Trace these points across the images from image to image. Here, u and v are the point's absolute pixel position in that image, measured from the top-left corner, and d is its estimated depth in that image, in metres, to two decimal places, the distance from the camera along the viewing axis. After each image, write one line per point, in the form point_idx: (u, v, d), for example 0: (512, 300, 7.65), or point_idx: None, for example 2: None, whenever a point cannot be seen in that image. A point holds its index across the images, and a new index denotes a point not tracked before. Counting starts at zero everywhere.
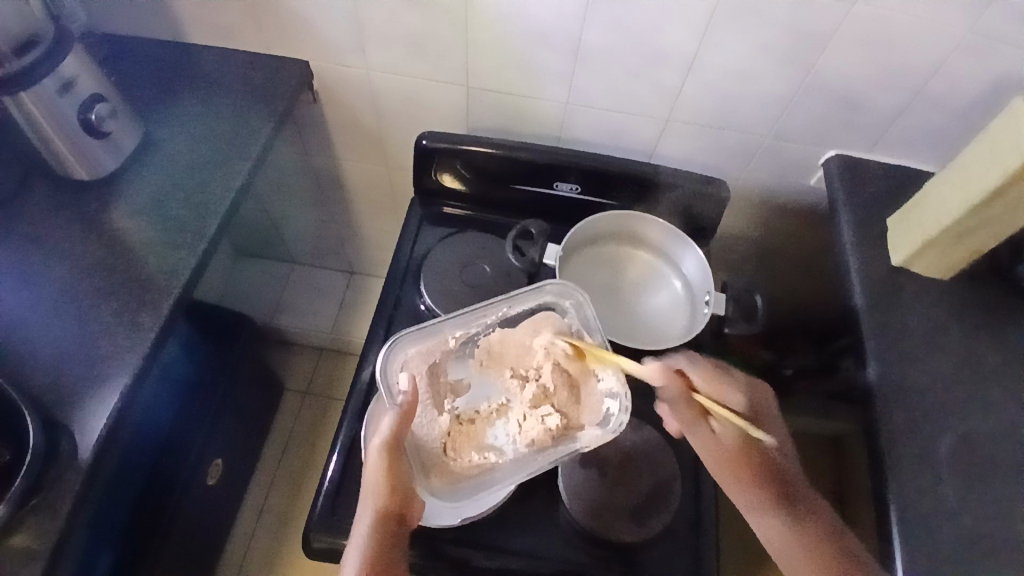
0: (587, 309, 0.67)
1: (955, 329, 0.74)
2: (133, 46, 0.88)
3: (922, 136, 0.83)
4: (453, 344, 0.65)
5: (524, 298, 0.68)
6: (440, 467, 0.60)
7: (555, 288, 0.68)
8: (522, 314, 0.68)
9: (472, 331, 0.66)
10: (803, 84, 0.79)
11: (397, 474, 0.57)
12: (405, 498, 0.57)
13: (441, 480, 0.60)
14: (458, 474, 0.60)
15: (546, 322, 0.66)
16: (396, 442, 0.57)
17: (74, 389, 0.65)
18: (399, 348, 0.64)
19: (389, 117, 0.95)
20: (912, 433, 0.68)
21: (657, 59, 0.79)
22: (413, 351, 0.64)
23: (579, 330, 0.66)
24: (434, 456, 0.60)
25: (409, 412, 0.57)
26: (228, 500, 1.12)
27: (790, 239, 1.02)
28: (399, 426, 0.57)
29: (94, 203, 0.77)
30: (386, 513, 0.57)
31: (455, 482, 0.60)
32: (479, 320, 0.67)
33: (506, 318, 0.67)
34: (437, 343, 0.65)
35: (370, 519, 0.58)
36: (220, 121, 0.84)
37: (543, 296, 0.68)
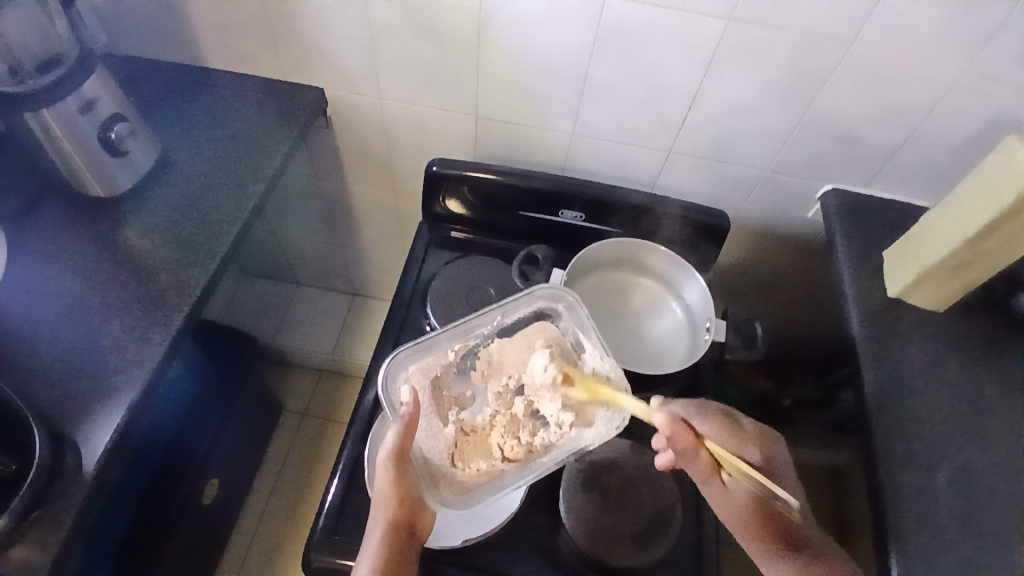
0: (580, 312, 0.69)
1: (952, 359, 0.76)
2: (152, 70, 0.91)
3: (917, 173, 0.86)
4: (454, 356, 0.66)
5: (517, 306, 0.70)
6: (449, 478, 0.61)
7: (546, 293, 0.70)
8: (517, 322, 0.69)
9: (470, 343, 0.67)
10: (802, 120, 0.81)
11: (406, 484, 0.58)
12: (415, 506, 0.59)
13: (450, 491, 0.61)
14: (466, 483, 0.61)
15: (543, 327, 0.68)
16: (402, 453, 0.58)
17: (81, 403, 0.66)
18: (399, 365, 0.65)
19: (399, 144, 0.98)
20: (911, 462, 0.69)
21: (662, 94, 0.82)
22: (415, 366, 0.65)
23: (574, 333, 0.68)
24: (442, 467, 0.61)
25: (413, 422, 0.59)
26: (223, 521, 1.11)
27: (789, 270, 1.04)
28: (404, 436, 0.58)
29: (108, 220, 0.78)
30: (395, 525, 0.58)
31: (465, 491, 0.61)
32: (476, 331, 0.68)
33: (502, 328, 0.69)
34: (437, 358, 0.66)
35: (380, 530, 0.59)
36: (235, 143, 0.86)
37: (536, 302, 0.70)
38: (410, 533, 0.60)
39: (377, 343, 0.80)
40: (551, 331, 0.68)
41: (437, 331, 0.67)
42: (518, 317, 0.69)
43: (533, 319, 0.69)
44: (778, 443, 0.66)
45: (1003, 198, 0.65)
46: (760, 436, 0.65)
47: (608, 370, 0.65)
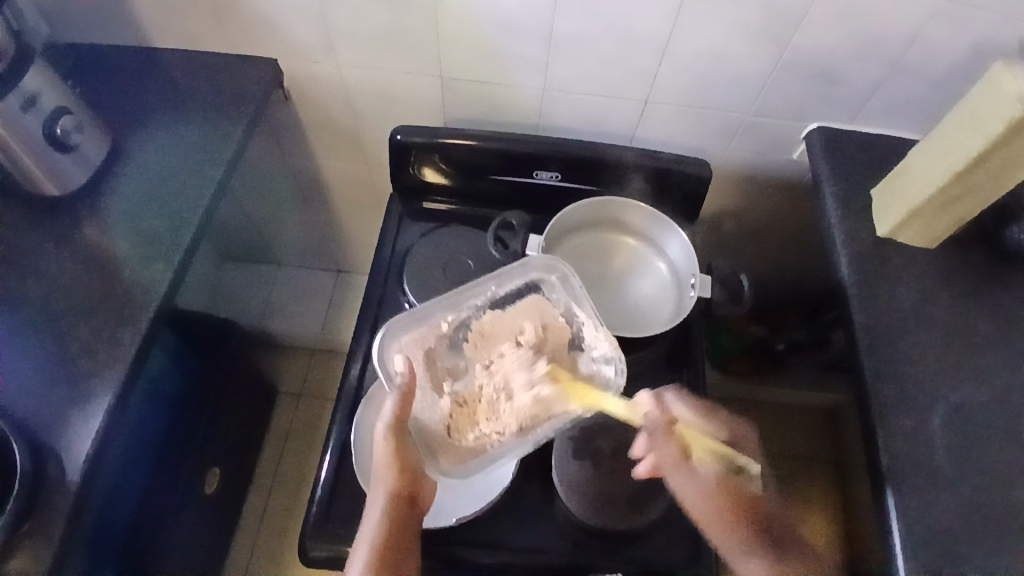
0: (574, 282, 0.67)
1: (943, 297, 0.74)
2: (96, 54, 0.86)
3: (904, 106, 0.82)
4: (446, 327, 0.65)
5: (511, 277, 0.68)
6: (447, 448, 0.60)
7: (540, 264, 0.68)
8: (510, 293, 0.68)
9: (462, 315, 0.66)
10: (781, 59, 0.77)
11: (406, 456, 0.58)
12: (416, 476, 0.59)
13: (449, 461, 0.59)
14: (464, 452, 0.60)
15: (537, 302, 0.66)
16: (400, 424, 0.57)
17: (57, 411, 0.64)
18: (391, 337, 0.64)
19: (363, 112, 0.93)
20: (906, 404, 0.68)
21: (632, 42, 0.77)
22: (407, 337, 0.64)
23: (568, 305, 0.67)
24: (438, 438, 0.60)
25: (409, 392, 0.58)
26: (228, 509, 1.13)
27: (775, 216, 1.01)
28: (402, 408, 0.58)
29: (67, 218, 0.75)
30: (397, 495, 0.59)
31: (463, 460, 0.60)
32: (468, 303, 0.66)
33: (495, 299, 0.67)
34: (430, 330, 0.64)
35: (382, 502, 0.60)
36: (189, 126, 0.82)
37: (530, 272, 0.68)
38: (411, 503, 0.60)
39: (356, 323, 0.78)
40: (544, 305, 0.66)
41: (429, 302, 0.66)
42: (511, 288, 0.68)
43: (526, 290, 0.68)
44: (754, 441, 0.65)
45: (989, 130, 0.63)
46: (732, 431, 0.63)
47: (602, 338, 0.65)
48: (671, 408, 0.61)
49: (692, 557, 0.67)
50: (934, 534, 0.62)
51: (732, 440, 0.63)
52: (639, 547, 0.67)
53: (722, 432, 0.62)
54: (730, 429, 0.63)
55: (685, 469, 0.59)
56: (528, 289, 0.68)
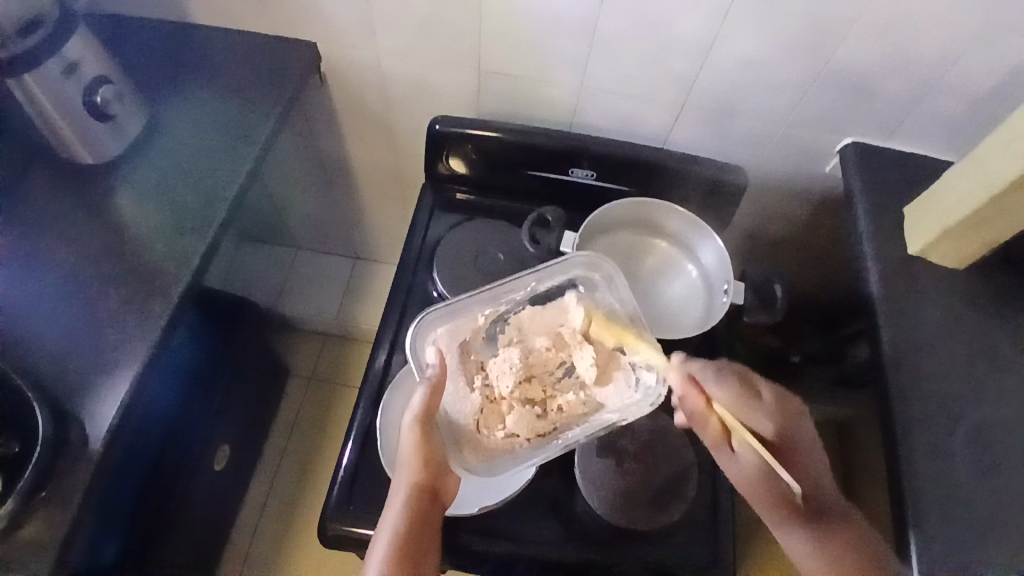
0: (620, 281, 0.67)
1: (971, 319, 0.74)
2: (136, 26, 0.86)
3: (940, 127, 0.82)
4: (483, 321, 0.65)
5: (553, 272, 0.68)
6: (474, 443, 0.61)
7: (584, 260, 0.68)
8: (553, 289, 0.68)
9: (500, 309, 0.66)
10: (820, 72, 0.77)
11: (431, 448, 0.60)
12: (439, 471, 0.60)
13: (474, 456, 0.60)
14: (491, 450, 0.60)
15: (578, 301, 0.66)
16: (428, 416, 0.59)
17: (82, 379, 0.64)
18: (427, 328, 0.65)
19: (397, 101, 0.93)
20: (929, 423, 0.68)
21: (673, 44, 0.77)
22: (443, 329, 0.64)
23: (611, 305, 0.66)
24: (466, 431, 0.61)
25: (438, 384, 0.59)
26: (234, 488, 1.13)
27: (801, 230, 1.01)
28: (430, 400, 0.59)
29: (100, 187, 0.75)
30: (419, 488, 0.60)
31: (490, 457, 0.60)
32: (508, 297, 0.67)
33: (535, 295, 0.68)
34: (466, 322, 0.65)
35: (404, 495, 0.60)
36: (224, 103, 0.82)
37: (575, 269, 0.68)
38: (433, 497, 0.60)
39: (383, 310, 0.78)
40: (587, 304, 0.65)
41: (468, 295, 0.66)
42: (553, 284, 0.68)
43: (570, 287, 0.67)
44: (803, 410, 0.64)
45: None
46: (780, 406, 0.62)
47: (644, 343, 0.63)
48: (706, 389, 0.60)
49: (713, 560, 0.67)
50: (952, 553, 0.62)
51: (779, 425, 0.61)
52: (657, 549, 0.67)
53: (768, 408, 0.62)
54: (775, 413, 0.62)
55: (723, 446, 0.62)
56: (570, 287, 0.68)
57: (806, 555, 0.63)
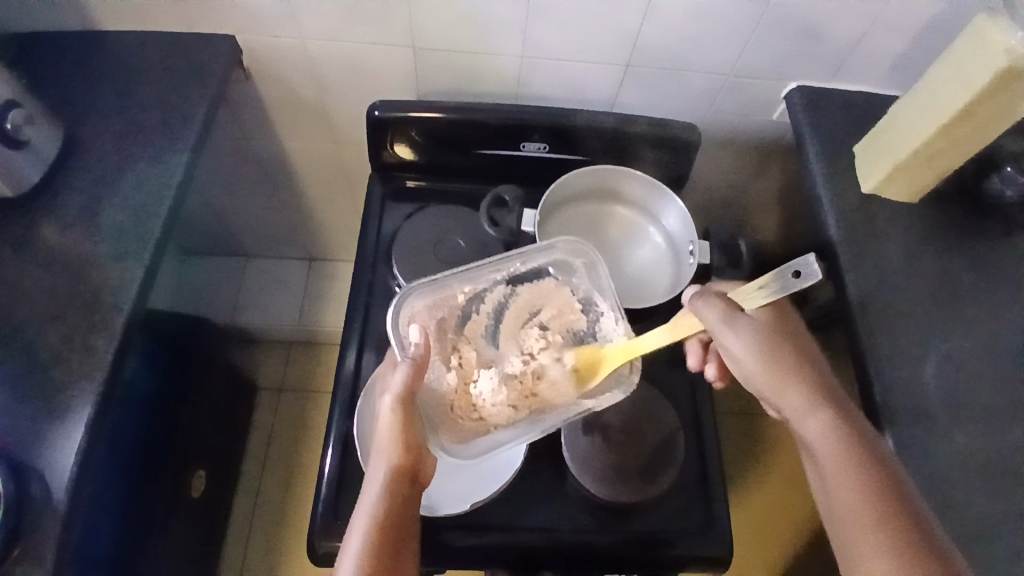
0: (600, 268, 0.68)
1: (928, 251, 0.75)
2: (32, 37, 0.79)
3: (881, 63, 0.82)
4: (462, 299, 0.66)
5: (534, 254, 0.68)
6: (449, 424, 0.60)
7: (567, 245, 0.68)
8: (532, 272, 0.69)
9: (479, 287, 0.67)
10: (763, 18, 0.76)
11: (412, 431, 0.57)
12: (420, 453, 0.57)
13: (450, 438, 0.59)
14: (466, 432, 0.60)
15: (556, 288, 0.68)
16: (409, 397, 0.57)
17: (34, 427, 0.60)
18: (409, 298, 0.64)
19: (332, 89, 0.89)
20: (901, 358, 0.69)
21: (614, 3, 0.75)
22: (421, 303, 0.64)
23: (588, 292, 0.69)
24: (443, 413, 0.60)
25: (422, 364, 0.58)
26: (216, 511, 1.09)
27: (756, 179, 1.02)
28: (413, 380, 0.57)
29: (21, 218, 0.69)
30: (398, 471, 0.56)
31: (465, 440, 0.60)
32: (487, 276, 0.67)
33: (515, 276, 0.68)
34: (445, 298, 0.65)
35: (382, 478, 0.56)
36: (146, 111, 0.76)
37: (556, 253, 0.68)
38: (413, 482, 0.57)
39: (347, 312, 0.75)
40: (563, 292, 0.68)
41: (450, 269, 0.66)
42: (533, 266, 0.68)
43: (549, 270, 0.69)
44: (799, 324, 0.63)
45: (974, 83, 0.64)
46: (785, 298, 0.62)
47: (619, 334, 0.66)
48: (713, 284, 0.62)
49: (707, 524, 0.68)
50: (935, 482, 0.64)
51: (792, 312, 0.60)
52: (650, 521, 0.67)
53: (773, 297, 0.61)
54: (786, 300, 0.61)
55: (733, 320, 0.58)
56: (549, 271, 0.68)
57: (827, 449, 0.52)
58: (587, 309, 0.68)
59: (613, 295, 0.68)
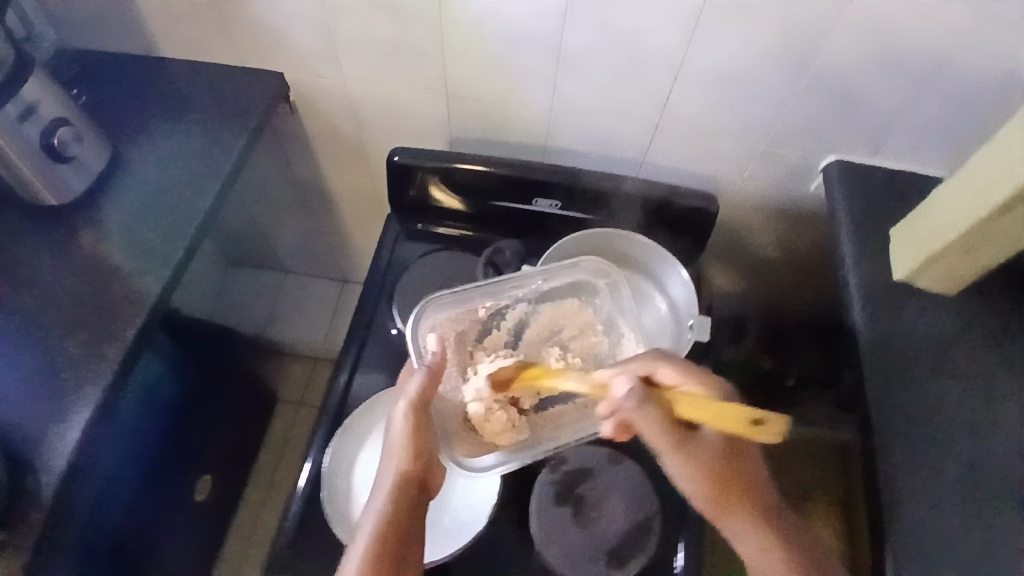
0: (621, 290, 0.71)
1: (962, 348, 0.69)
2: (102, 63, 0.86)
3: (927, 140, 0.77)
4: (483, 313, 0.70)
5: (559, 273, 0.71)
6: (463, 436, 0.65)
7: (591, 265, 0.71)
8: (553, 290, 0.72)
9: (501, 303, 0.70)
10: (799, 86, 0.74)
11: (423, 439, 0.60)
12: (428, 462, 0.59)
13: (468, 449, 0.65)
14: (480, 444, 0.65)
15: (579, 308, 0.72)
16: (422, 403, 0.60)
17: (40, 424, 0.63)
18: (432, 308, 0.68)
19: (367, 127, 0.93)
20: (912, 463, 0.64)
21: (643, 63, 0.75)
22: (444, 315, 0.68)
23: (609, 314, 0.72)
24: (458, 424, 0.65)
25: (437, 371, 0.61)
26: (219, 516, 1.12)
27: (790, 248, 0.98)
28: (427, 388, 0.61)
29: (63, 226, 0.75)
30: (407, 478, 0.57)
31: (476, 452, 0.65)
32: (509, 293, 0.70)
33: (539, 294, 0.72)
34: (467, 312, 0.69)
35: (390, 485, 0.57)
36: (190, 136, 0.82)
37: (579, 272, 0.72)
38: (420, 491, 0.58)
39: (344, 345, 0.77)
40: (585, 313, 0.72)
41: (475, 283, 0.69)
42: (556, 285, 0.72)
43: (570, 289, 0.72)
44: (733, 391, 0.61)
45: (1018, 175, 0.57)
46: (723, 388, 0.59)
47: (638, 354, 0.70)
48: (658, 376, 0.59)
49: None
50: None
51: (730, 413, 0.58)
52: None
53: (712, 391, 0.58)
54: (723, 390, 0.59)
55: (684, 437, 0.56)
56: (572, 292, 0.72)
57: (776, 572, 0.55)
58: (608, 329, 0.72)
59: (635, 322, 0.71)
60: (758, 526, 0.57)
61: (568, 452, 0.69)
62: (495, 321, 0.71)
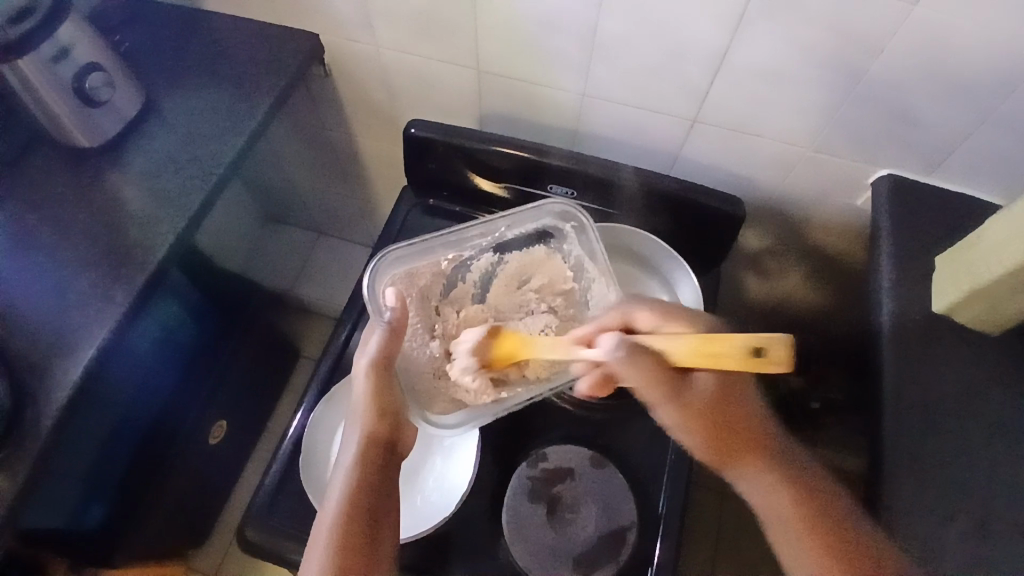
0: (589, 234, 0.70)
1: (998, 399, 0.63)
2: (146, 10, 0.88)
3: (993, 164, 0.70)
4: (446, 266, 0.70)
5: (524, 219, 0.71)
6: (431, 393, 0.65)
7: (556, 209, 0.71)
8: (521, 237, 0.72)
9: (464, 255, 0.71)
10: (853, 91, 0.67)
11: (388, 398, 0.59)
12: (396, 421, 0.59)
13: (440, 407, 0.64)
14: (447, 400, 0.65)
15: (548, 255, 0.72)
16: (385, 360, 0.59)
17: (44, 358, 0.65)
18: (389, 266, 0.68)
19: (398, 96, 0.91)
20: (924, 514, 0.57)
21: (682, 54, 0.70)
22: (402, 270, 0.68)
23: (578, 257, 0.72)
24: (426, 381, 0.65)
25: (399, 328, 0.60)
26: (230, 462, 1.16)
27: (827, 264, 0.92)
28: (389, 344, 0.60)
29: (90, 169, 0.77)
30: (373, 439, 0.57)
31: (446, 407, 0.65)
32: (472, 243, 0.71)
33: (505, 243, 0.72)
34: (428, 265, 0.69)
35: (357, 447, 0.57)
36: (222, 90, 0.83)
37: (545, 218, 0.72)
38: (390, 450, 0.58)
39: (345, 315, 0.77)
40: (554, 261, 0.72)
41: (437, 238, 0.70)
42: (522, 231, 0.72)
43: (539, 234, 0.72)
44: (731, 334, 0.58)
45: None
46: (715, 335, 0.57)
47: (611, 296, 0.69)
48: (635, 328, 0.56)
49: None
50: None
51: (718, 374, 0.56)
52: None
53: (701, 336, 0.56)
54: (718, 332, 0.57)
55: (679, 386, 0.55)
56: (540, 239, 0.72)
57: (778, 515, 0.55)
58: (578, 277, 0.72)
59: (603, 264, 0.70)
60: (766, 465, 0.57)
61: (548, 450, 0.68)
62: (461, 273, 0.71)
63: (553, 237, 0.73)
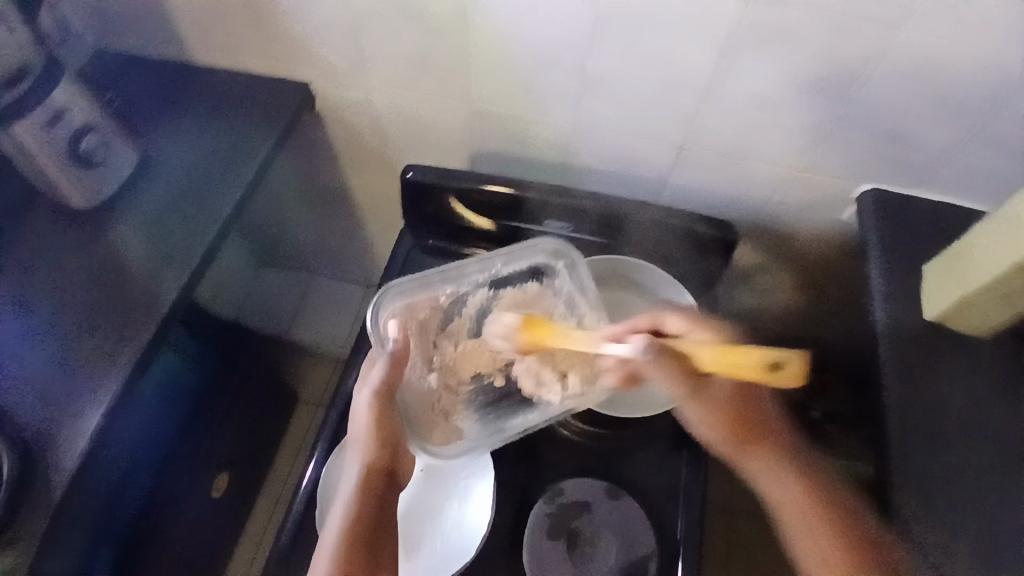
0: (580, 270, 0.73)
1: (996, 404, 0.64)
2: (138, 67, 0.89)
3: (973, 174, 0.73)
4: (444, 300, 0.70)
5: (519, 257, 0.73)
6: (432, 426, 0.65)
7: (549, 248, 0.73)
8: (515, 275, 0.73)
9: (461, 289, 0.71)
10: (836, 110, 0.70)
11: (388, 427, 0.59)
12: (395, 450, 0.59)
13: (438, 438, 0.65)
14: (447, 433, 0.65)
15: (540, 292, 0.72)
16: (387, 390, 0.59)
17: (50, 422, 0.64)
18: (390, 299, 0.68)
19: (391, 139, 0.93)
20: (934, 524, 0.59)
21: (669, 84, 0.72)
22: (402, 304, 0.68)
23: (570, 291, 0.73)
24: (427, 415, 0.65)
25: (400, 359, 0.62)
26: (233, 513, 1.15)
27: (819, 278, 0.94)
28: (391, 373, 0.60)
29: (89, 227, 0.77)
30: (372, 468, 0.58)
31: (446, 438, 0.65)
32: (468, 277, 0.71)
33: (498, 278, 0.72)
34: (426, 299, 0.69)
35: (357, 475, 0.58)
36: (219, 143, 0.84)
37: (539, 255, 0.73)
38: (388, 477, 0.59)
39: (351, 360, 0.78)
40: (546, 296, 0.72)
41: (434, 270, 0.70)
42: (516, 268, 0.73)
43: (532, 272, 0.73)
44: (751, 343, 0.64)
45: None
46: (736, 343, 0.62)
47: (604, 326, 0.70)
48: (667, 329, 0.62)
49: None
50: None
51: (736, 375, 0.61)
52: None
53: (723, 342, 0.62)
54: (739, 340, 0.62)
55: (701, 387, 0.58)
56: (534, 275, 0.73)
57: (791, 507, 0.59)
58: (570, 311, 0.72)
59: (593, 298, 0.72)
60: (782, 460, 0.61)
61: (564, 483, 0.69)
62: (457, 308, 0.71)
63: (546, 275, 0.74)
